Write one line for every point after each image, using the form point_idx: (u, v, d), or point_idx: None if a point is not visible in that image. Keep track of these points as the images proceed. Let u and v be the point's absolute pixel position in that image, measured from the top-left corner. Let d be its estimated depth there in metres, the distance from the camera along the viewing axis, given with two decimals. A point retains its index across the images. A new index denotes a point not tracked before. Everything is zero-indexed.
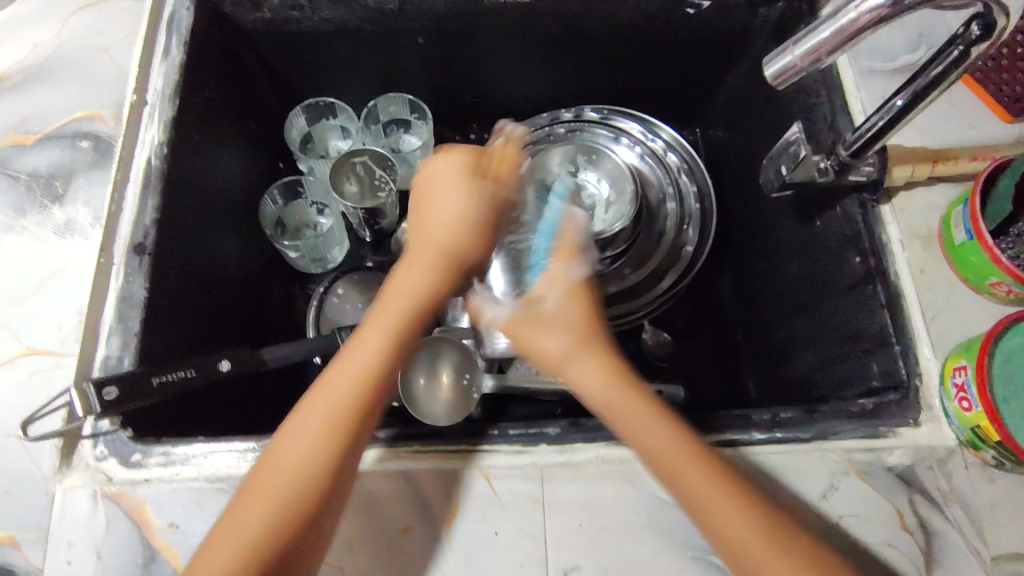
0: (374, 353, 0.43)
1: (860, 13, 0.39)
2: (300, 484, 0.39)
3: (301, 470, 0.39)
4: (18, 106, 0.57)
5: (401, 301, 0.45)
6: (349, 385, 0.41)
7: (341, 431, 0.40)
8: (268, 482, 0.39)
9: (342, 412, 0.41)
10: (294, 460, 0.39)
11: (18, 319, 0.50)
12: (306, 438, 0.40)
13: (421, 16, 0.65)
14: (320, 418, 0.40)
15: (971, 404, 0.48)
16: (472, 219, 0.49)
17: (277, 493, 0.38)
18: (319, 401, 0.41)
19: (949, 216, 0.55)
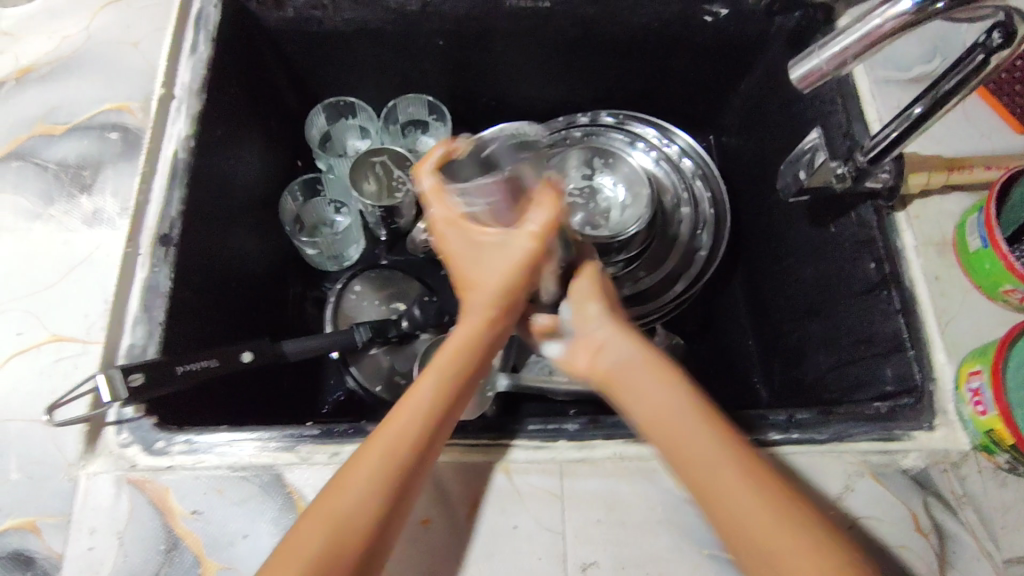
0: (426, 418, 0.40)
1: (885, 19, 0.40)
2: (345, 526, 0.36)
3: (341, 528, 0.36)
4: (49, 97, 0.57)
5: (452, 358, 0.43)
6: (395, 449, 0.38)
7: (380, 469, 0.37)
8: (302, 547, 0.35)
9: (387, 473, 0.38)
10: (336, 524, 0.36)
11: (45, 306, 0.50)
12: (356, 483, 0.37)
13: (442, 18, 0.66)
14: (364, 478, 0.37)
15: (985, 408, 0.48)
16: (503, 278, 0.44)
17: (312, 554, 0.35)
18: (362, 471, 0.37)
19: (963, 224, 0.56)
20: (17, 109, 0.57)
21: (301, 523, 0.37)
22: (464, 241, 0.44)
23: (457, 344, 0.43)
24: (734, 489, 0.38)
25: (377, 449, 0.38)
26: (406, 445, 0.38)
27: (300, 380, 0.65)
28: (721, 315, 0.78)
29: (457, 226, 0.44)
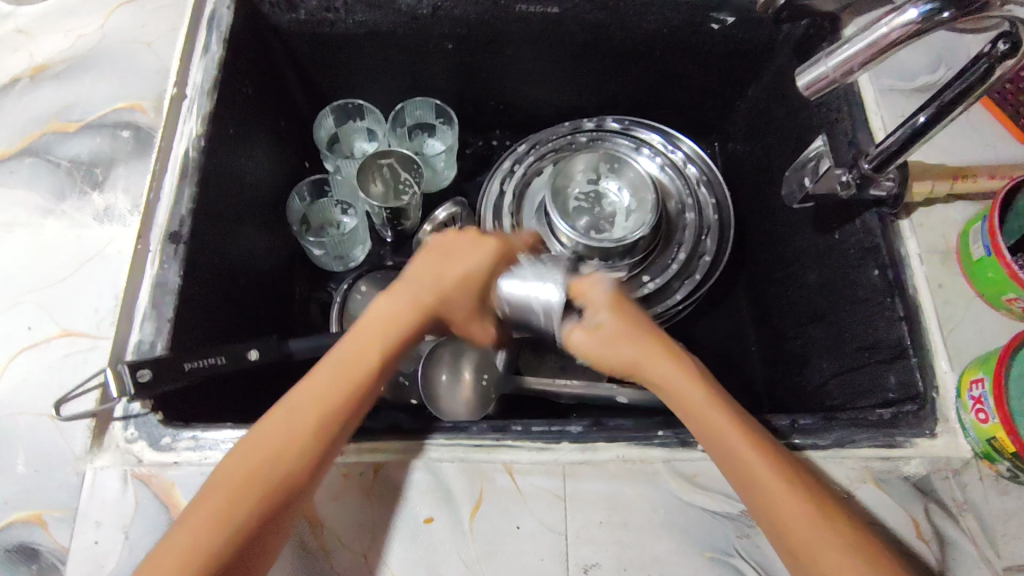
0: (353, 389, 0.44)
1: (891, 28, 0.40)
2: (266, 490, 0.40)
3: (260, 474, 0.40)
4: (63, 95, 0.58)
5: (385, 337, 0.47)
6: (320, 409, 0.43)
7: (302, 446, 0.41)
8: (224, 480, 0.40)
9: (309, 430, 0.42)
10: (259, 465, 0.40)
11: (56, 300, 0.51)
12: (279, 448, 0.41)
13: (452, 22, 0.66)
14: (285, 429, 0.42)
15: (987, 415, 0.48)
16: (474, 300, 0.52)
17: (236, 515, 0.39)
18: (285, 421, 0.42)
19: (968, 232, 0.56)
20: (30, 106, 0.58)
21: (231, 459, 0.41)
22: (475, 265, 0.51)
23: (394, 323, 0.48)
24: (792, 515, 0.40)
25: (303, 411, 0.42)
26: (330, 421, 0.43)
27: None
28: (724, 322, 0.78)
29: (489, 258, 0.52)
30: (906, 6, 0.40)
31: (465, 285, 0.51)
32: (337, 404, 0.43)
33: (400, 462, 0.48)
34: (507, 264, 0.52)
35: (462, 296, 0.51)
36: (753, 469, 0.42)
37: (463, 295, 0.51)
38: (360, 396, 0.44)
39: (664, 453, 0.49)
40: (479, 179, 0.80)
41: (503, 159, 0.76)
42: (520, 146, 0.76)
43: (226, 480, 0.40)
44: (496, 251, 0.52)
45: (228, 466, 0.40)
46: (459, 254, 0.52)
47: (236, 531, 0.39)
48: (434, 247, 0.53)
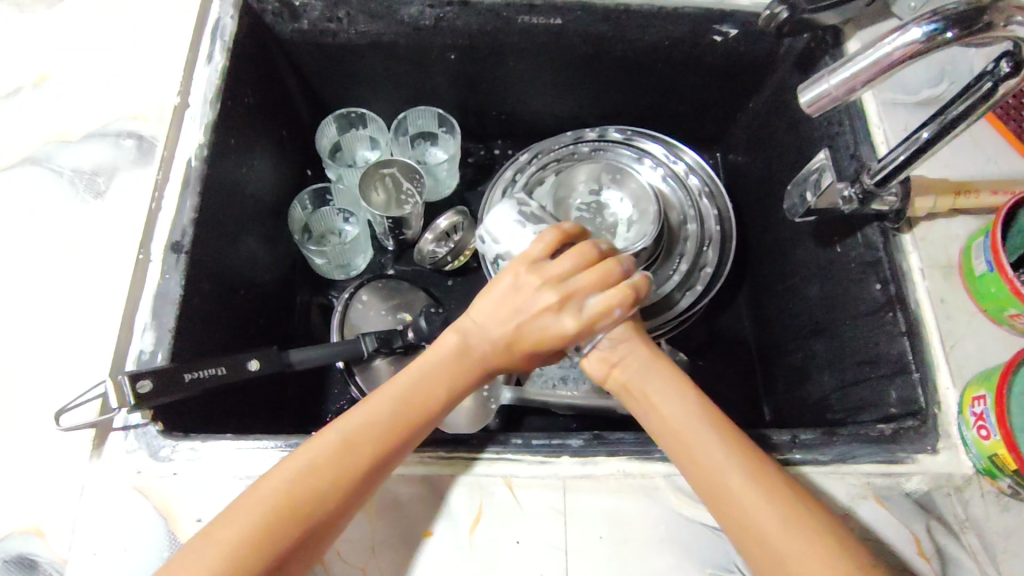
0: (414, 430, 0.43)
1: (894, 47, 0.40)
2: (305, 517, 0.38)
3: (303, 500, 0.39)
4: (66, 104, 0.58)
5: (452, 378, 0.45)
6: (381, 444, 0.41)
7: (352, 479, 0.40)
8: (281, 487, 0.39)
9: (361, 470, 0.41)
10: (306, 490, 0.39)
11: (59, 309, 0.51)
12: (326, 475, 0.40)
13: (455, 32, 0.66)
14: (341, 459, 0.40)
15: (989, 432, 0.48)
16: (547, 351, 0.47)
17: (273, 538, 0.37)
18: (341, 452, 0.40)
19: (969, 247, 0.56)
20: (34, 115, 0.58)
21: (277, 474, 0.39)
22: (545, 338, 0.46)
23: (463, 364, 0.46)
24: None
25: (361, 443, 0.41)
26: (381, 460, 0.42)
27: (305, 390, 0.66)
28: (726, 333, 0.78)
29: (570, 328, 0.45)
30: (909, 24, 0.40)
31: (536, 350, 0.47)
32: (398, 443, 0.42)
33: (399, 475, 0.48)
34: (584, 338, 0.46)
35: (539, 345, 0.47)
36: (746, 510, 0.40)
37: (529, 355, 0.47)
38: (414, 439, 0.43)
39: (664, 468, 0.49)
40: (480, 188, 0.81)
41: (505, 169, 0.76)
42: (521, 156, 0.77)
43: (269, 496, 0.38)
44: (573, 331, 0.45)
45: (273, 488, 0.38)
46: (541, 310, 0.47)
47: (274, 556, 0.37)
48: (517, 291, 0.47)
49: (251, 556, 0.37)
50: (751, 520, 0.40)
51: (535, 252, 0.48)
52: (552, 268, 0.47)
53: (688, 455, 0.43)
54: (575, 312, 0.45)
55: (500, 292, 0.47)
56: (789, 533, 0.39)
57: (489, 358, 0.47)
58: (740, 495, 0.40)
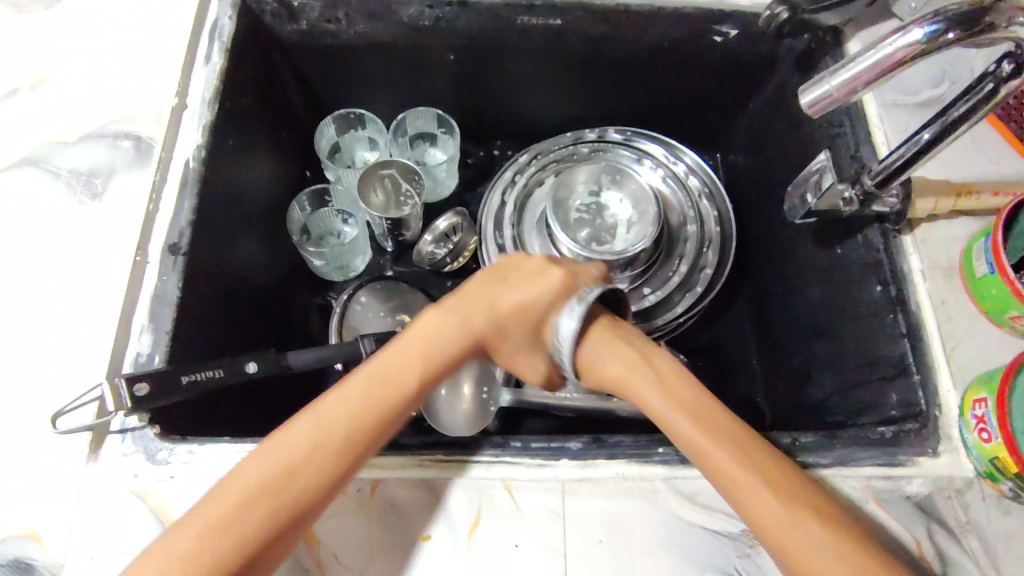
0: (389, 409, 0.41)
1: (896, 48, 0.40)
2: (278, 500, 0.37)
3: (277, 483, 0.38)
4: (63, 105, 0.58)
5: (433, 357, 0.44)
6: (352, 424, 0.40)
7: (323, 460, 0.39)
8: (255, 468, 0.38)
9: (333, 452, 0.39)
10: (279, 474, 0.38)
11: (56, 311, 0.51)
12: (298, 455, 0.38)
13: (454, 33, 0.66)
14: (312, 442, 0.39)
15: (990, 435, 0.48)
16: (529, 324, 0.46)
17: (244, 521, 0.36)
18: (312, 432, 0.39)
19: (970, 249, 0.55)
20: (31, 116, 0.58)
21: (249, 460, 0.38)
22: (527, 305, 0.46)
23: (443, 340, 0.44)
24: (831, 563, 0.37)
25: (333, 421, 0.40)
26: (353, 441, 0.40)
27: (304, 392, 0.65)
28: (726, 335, 0.77)
29: (551, 289, 0.46)
30: (909, 25, 0.40)
31: (518, 316, 0.46)
32: (374, 425, 0.41)
33: (397, 479, 0.48)
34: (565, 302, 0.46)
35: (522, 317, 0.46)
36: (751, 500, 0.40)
37: (508, 327, 0.46)
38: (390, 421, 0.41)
39: (664, 471, 0.48)
40: (479, 189, 0.80)
41: (505, 169, 0.76)
42: (521, 156, 0.76)
43: (243, 478, 0.37)
44: (559, 283, 0.46)
45: (247, 471, 0.38)
46: (519, 281, 0.47)
47: (246, 541, 0.36)
48: (497, 268, 0.48)
49: (223, 538, 0.36)
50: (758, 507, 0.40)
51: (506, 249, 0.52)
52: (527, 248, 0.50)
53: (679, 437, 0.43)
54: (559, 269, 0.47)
55: (480, 270, 0.48)
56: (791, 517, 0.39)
57: (470, 335, 0.45)
58: (707, 458, 0.42)
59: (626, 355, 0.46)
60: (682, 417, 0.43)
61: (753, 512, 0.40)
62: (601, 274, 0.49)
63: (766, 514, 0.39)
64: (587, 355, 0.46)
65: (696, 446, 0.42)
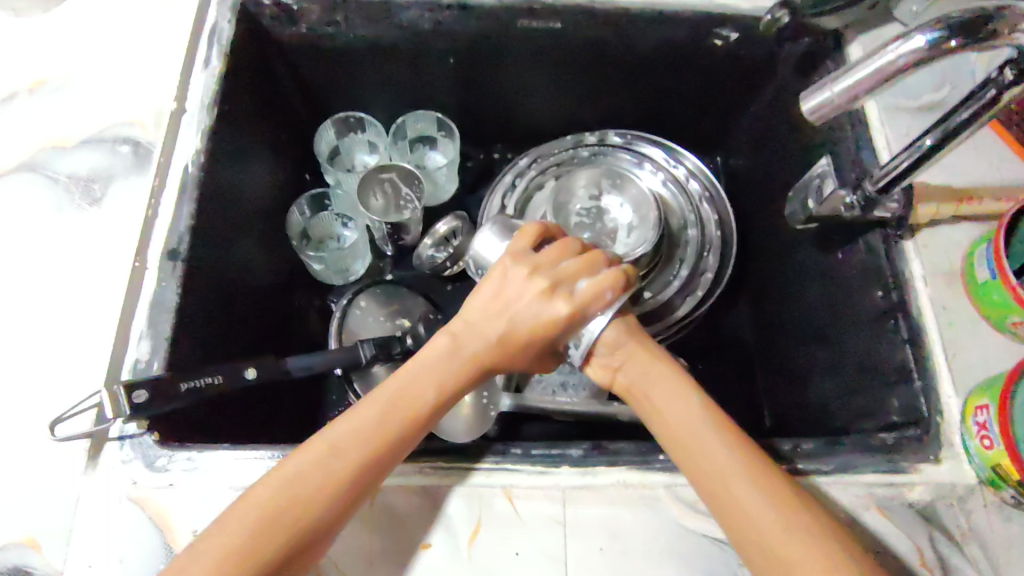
0: (399, 438, 0.42)
1: (897, 55, 0.39)
2: (292, 527, 0.38)
3: (289, 511, 0.38)
4: (61, 109, 0.58)
5: (440, 385, 0.45)
6: (364, 453, 0.41)
7: (337, 487, 0.40)
8: (269, 498, 0.38)
9: (346, 479, 0.40)
10: (291, 501, 0.38)
11: (52, 318, 0.50)
12: (311, 484, 0.39)
13: (454, 37, 0.66)
14: (324, 471, 0.40)
15: (992, 442, 0.48)
16: (535, 346, 0.47)
17: (259, 548, 0.37)
18: (325, 460, 0.40)
19: (971, 254, 0.55)
20: (30, 121, 0.57)
21: (263, 488, 0.39)
22: (536, 331, 0.46)
23: (452, 369, 0.45)
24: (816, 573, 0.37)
25: (345, 450, 0.40)
26: (365, 470, 0.41)
27: (303, 397, 0.65)
28: (727, 339, 0.77)
29: (558, 315, 0.46)
30: (912, 32, 0.39)
31: (527, 339, 0.46)
32: (386, 452, 0.42)
33: (398, 486, 0.48)
34: (574, 327, 0.47)
35: (529, 341, 0.47)
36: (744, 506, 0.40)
37: (523, 350, 0.47)
38: (400, 448, 0.42)
39: (665, 478, 0.48)
40: (479, 193, 0.80)
41: (505, 173, 0.76)
42: (521, 160, 0.76)
43: (258, 507, 0.38)
44: (565, 315, 0.46)
45: (260, 498, 0.38)
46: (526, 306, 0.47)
47: (260, 567, 0.37)
48: (506, 286, 0.47)
49: (236, 565, 0.36)
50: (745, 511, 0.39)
51: (519, 247, 0.49)
52: (540, 259, 0.48)
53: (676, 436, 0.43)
54: (566, 297, 0.46)
55: (488, 290, 0.48)
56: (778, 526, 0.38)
57: (478, 361, 0.46)
58: (702, 461, 0.42)
59: (648, 360, 0.47)
60: (686, 414, 0.43)
61: (736, 518, 0.40)
62: (615, 295, 0.47)
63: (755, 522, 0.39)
64: (605, 356, 0.48)
65: (693, 449, 0.42)
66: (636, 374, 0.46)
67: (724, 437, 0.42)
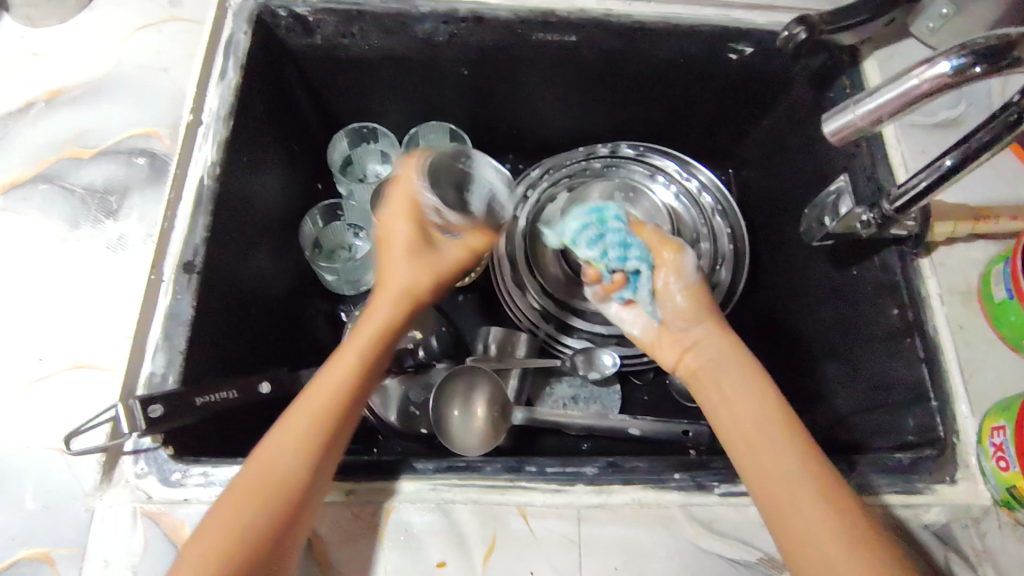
0: (337, 393, 0.47)
1: (922, 80, 0.39)
2: (269, 491, 0.42)
3: (266, 482, 0.42)
4: (78, 120, 0.58)
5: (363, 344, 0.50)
6: (309, 414, 0.45)
7: (297, 446, 0.44)
8: (241, 477, 0.43)
9: (303, 437, 0.44)
10: (265, 483, 0.42)
11: (67, 330, 0.50)
12: (277, 455, 0.43)
13: (468, 48, 0.66)
14: (281, 441, 0.44)
15: (1008, 464, 0.47)
16: (414, 245, 0.53)
17: (246, 515, 0.41)
18: (282, 432, 0.44)
19: (988, 273, 0.55)
20: (46, 132, 0.57)
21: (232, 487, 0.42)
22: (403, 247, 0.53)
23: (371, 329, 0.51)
24: None
25: (295, 419, 0.45)
26: (318, 424, 0.45)
27: None
28: None
29: (405, 221, 0.53)
30: (937, 58, 0.39)
31: (405, 256, 0.53)
32: (326, 408, 0.46)
33: (412, 504, 0.47)
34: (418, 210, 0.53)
35: (411, 253, 0.53)
36: (801, 524, 0.41)
37: (412, 269, 0.53)
38: (342, 400, 0.47)
39: (680, 497, 0.48)
40: None
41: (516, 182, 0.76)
42: (532, 171, 0.76)
43: (239, 490, 0.42)
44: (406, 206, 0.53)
45: (236, 482, 0.43)
46: (388, 245, 0.53)
47: (249, 530, 0.40)
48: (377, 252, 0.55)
49: (226, 535, 0.40)
50: (806, 530, 0.41)
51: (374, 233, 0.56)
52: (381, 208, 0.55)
53: (744, 439, 0.46)
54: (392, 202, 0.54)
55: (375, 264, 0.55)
56: (844, 554, 0.39)
57: (394, 305, 0.52)
58: (764, 468, 0.44)
59: (721, 345, 0.52)
60: (762, 419, 0.46)
61: (794, 533, 0.41)
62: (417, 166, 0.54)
63: (812, 539, 0.40)
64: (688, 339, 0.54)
65: (761, 452, 0.45)
66: (704, 360, 0.52)
67: (794, 447, 0.44)
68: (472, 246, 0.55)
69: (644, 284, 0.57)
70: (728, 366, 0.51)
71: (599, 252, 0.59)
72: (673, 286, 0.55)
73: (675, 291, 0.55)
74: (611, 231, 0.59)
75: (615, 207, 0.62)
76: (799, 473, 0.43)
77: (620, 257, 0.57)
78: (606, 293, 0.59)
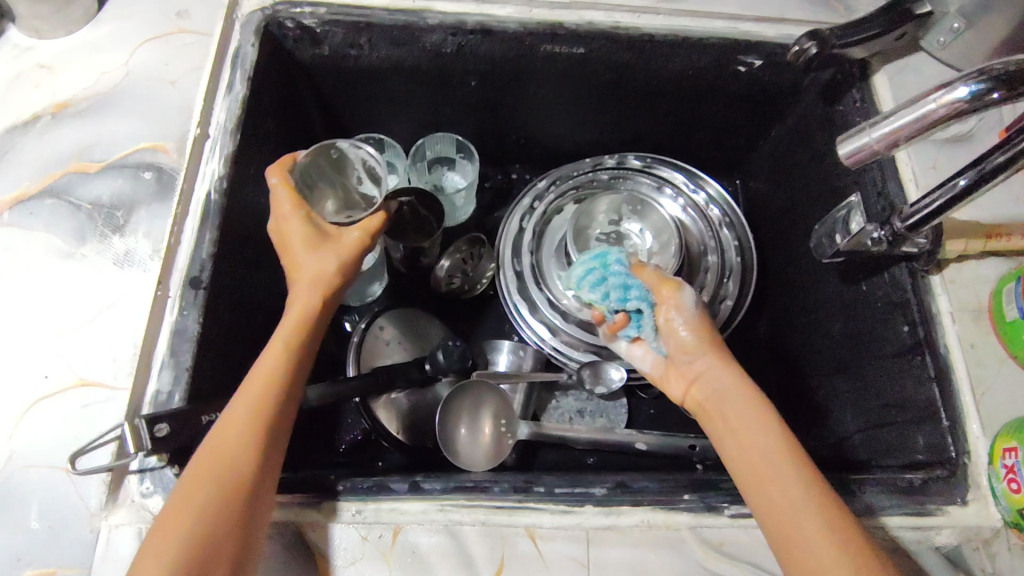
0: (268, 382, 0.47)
1: (939, 105, 0.38)
2: (217, 478, 0.42)
3: (214, 473, 0.42)
4: (84, 134, 0.58)
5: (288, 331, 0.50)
6: (244, 405, 0.45)
7: (237, 436, 0.44)
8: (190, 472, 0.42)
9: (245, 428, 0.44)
10: (209, 476, 0.42)
11: (73, 347, 0.50)
12: (222, 446, 0.43)
13: (476, 60, 0.65)
14: (222, 435, 0.44)
15: (1020, 486, 0.47)
16: (311, 234, 0.53)
17: (199, 504, 0.41)
18: (223, 424, 0.44)
19: (999, 291, 0.54)
20: (52, 145, 0.57)
21: (175, 490, 0.42)
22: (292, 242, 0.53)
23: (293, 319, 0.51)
24: None
25: (233, 413, 0.45)
26: (253, 415, 0.45)
27: (316, 424, 0.64)
28: (745, 364, 0.76)
29: (291, 216, 0.53)
30: (955, 82, 0.38)
31: (302, 246, 0.52)
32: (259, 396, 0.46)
33: (420, 525, 0.47)
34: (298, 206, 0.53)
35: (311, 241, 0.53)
36: (811, 557, 0.41)
37: (310, 256, 0.52)
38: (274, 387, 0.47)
39: (690, 519, 0.48)
40: (497, 215, 0.80)
41: (522, 194, 0.75)
42: (539, 182, 0.76)
43: (188, 484, 0.42)
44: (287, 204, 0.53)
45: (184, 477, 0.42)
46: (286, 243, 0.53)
47: (202, 518, 0.40)
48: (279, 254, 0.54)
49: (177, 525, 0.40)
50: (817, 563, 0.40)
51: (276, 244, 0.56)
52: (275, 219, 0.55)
53: (748, 465, 0.46)
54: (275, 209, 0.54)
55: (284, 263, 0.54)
56: None
57: (309, 290, 0.52)
58: (772, 497, 0.44)
59: (724, 375, 0.52)
60: (766, 447, 0.46)
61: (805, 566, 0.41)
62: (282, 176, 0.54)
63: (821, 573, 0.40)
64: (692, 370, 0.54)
65: (768, 480, 0.45)
66: (709, 390, 0.52)
67: (801, 477, 0.44)
68: (368, 229, 0.53)
69: (649, 319, 0.57)
70: (732, 394, 0.50)
71: (601, 294, 0.60)
72: (673, 320, 0.55)
73: (676, 323, 0.55)
74: (614, 271, 0.60)
75: (618, 250, 0.62)
76: (809, 505, 0.42)
77: (626, 295, 0.59)
78: (612, 332, 0.60)
